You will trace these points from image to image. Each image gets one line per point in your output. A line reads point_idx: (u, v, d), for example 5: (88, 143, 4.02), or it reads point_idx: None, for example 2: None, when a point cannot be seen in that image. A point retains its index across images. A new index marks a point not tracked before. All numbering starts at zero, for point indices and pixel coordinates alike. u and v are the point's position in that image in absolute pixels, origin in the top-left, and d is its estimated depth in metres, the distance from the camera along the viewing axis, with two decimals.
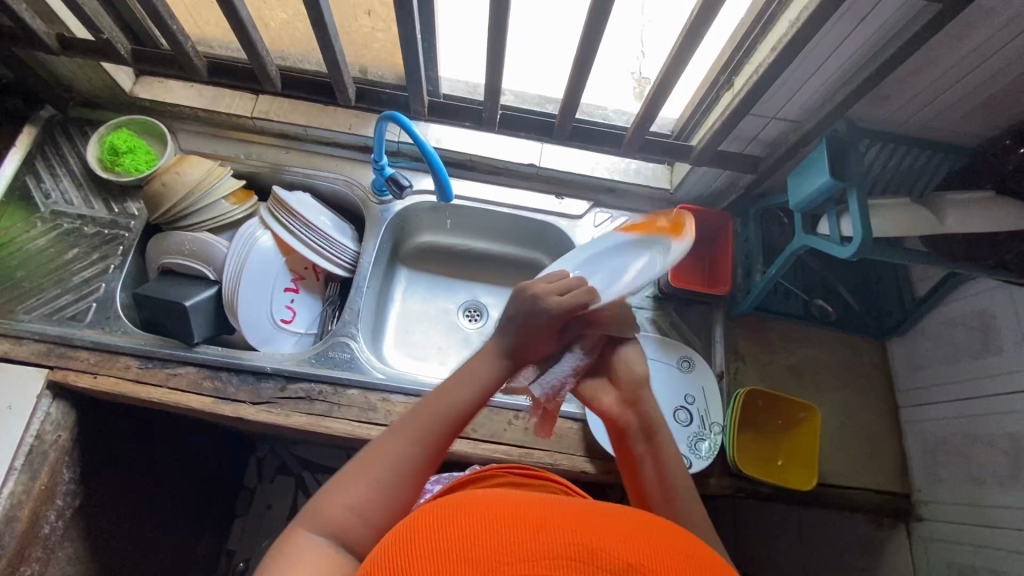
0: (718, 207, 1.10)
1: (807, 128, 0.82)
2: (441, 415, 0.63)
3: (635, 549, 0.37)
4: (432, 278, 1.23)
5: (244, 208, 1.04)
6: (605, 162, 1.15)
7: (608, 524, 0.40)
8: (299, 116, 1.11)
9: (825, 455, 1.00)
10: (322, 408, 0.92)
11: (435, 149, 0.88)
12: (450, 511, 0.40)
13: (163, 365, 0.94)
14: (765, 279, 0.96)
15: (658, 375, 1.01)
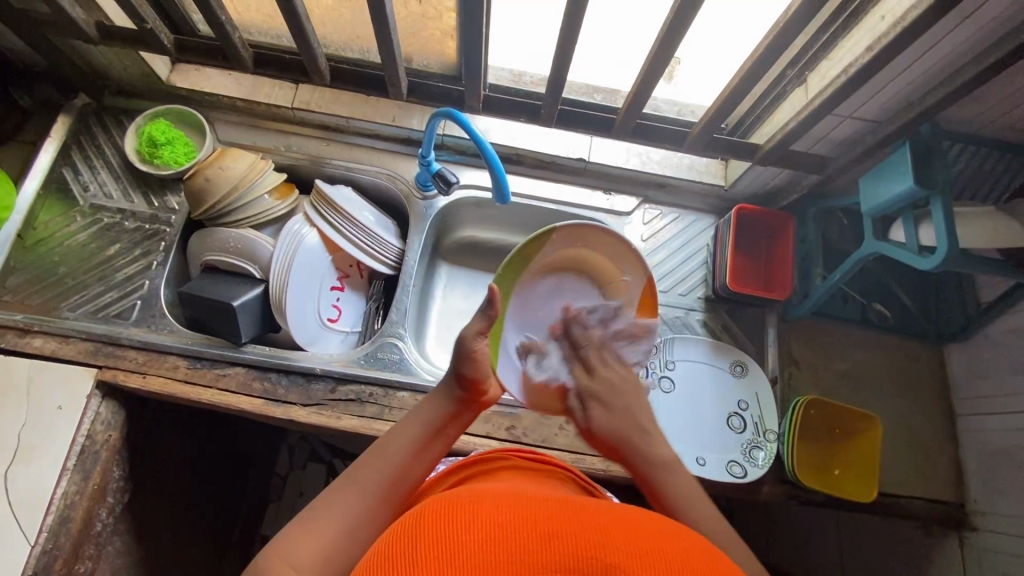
0: (774, 206, 1.06)
1: (887, 131, 0.78)
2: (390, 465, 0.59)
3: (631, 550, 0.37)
4: (472, 274, 1.22)
5: (286, 203, 1.02)
6: (656, 157, 1.11)
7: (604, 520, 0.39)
8: (341, 106, 1.07)
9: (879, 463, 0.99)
10: (373, 410, 0.91)
11: (490, 144, 0.83)
12: (457, 507, 0.40)
13: (212, 365, 0.93)
14: (827, 284, 0.94)
15: (711, 380, 0.99)
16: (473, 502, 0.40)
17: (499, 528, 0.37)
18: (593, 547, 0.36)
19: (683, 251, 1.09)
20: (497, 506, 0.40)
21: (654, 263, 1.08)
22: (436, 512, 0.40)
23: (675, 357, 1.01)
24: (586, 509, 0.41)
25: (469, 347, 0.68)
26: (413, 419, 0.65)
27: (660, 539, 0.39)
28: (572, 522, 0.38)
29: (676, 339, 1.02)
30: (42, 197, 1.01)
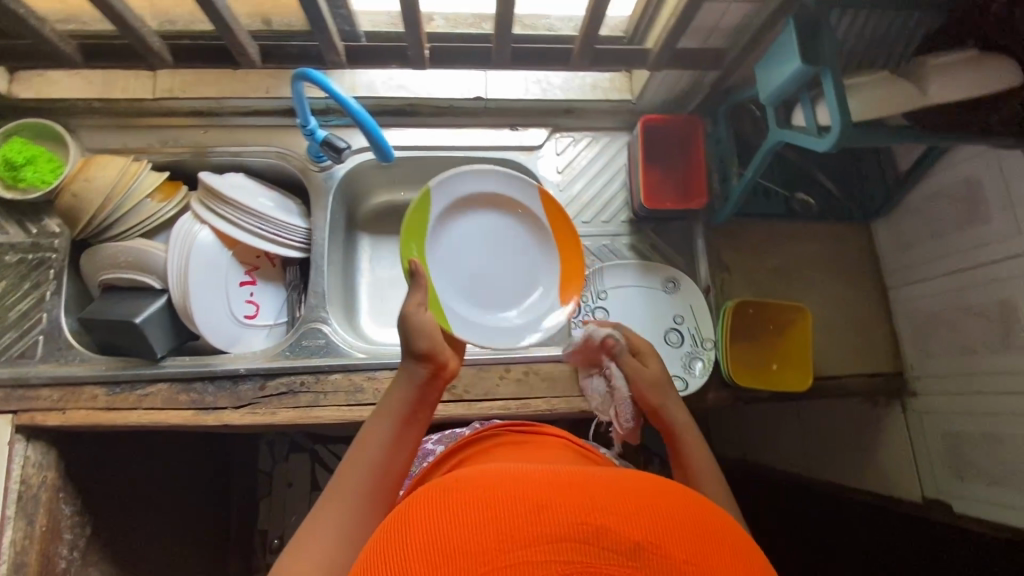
0: (685, 111, 1.02)
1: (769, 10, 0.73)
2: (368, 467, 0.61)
3: (641, 524, 0.37)
4: (397, 239, 1.17)
5: (173, 203, 0.95)
6: (557, 81, 1.04)
7: (610, 494, 0.39)
8: (207, 87, 0.98)
9: (819, 350, 1.00)
10: (307, 399, 0.89)
11: (356, 100, 0.76)
12: (449, 499, 0.39)
13: (133, 386, 0.89)
14: (743, 184, 0.91)
15: (644, 301, 1.00)
16: (465, 489, 0.40)
17: (492, 512, 0.37)
18: (586, 517, 0.37)
19: (599, 175, 1.06)
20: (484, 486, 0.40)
21: (574, 194, 1.05)
22: (422, 507, 0.39)
23: (607, 286, 1.00)
24: (571, 479, 0.41)
25: (416, 321, 0.72)
26: (386, 408, 0.67)
27: (650, 495, 0.40)
28: (565, 494, 0.38)
29: (607, 268, 1.01)
30: None
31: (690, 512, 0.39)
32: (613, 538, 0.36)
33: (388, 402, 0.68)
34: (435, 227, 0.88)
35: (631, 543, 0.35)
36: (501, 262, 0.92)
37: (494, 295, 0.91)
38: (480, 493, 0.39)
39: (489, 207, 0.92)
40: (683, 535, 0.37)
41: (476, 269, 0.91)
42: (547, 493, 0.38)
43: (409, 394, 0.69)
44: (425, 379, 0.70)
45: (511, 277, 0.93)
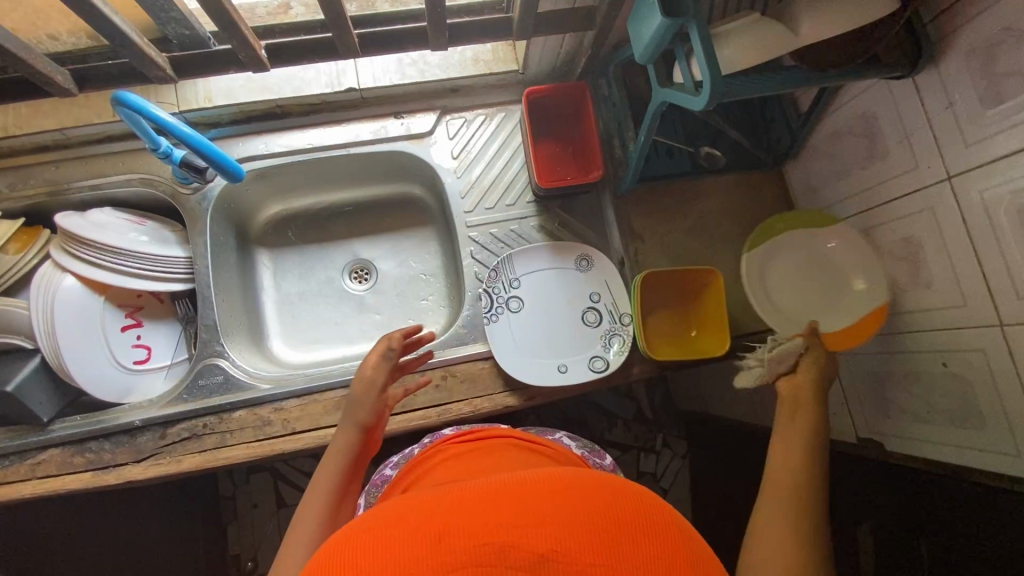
0: (576, 75, 0.95)
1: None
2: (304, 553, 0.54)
3: (544, 531, 0.35)
4: (302, 250, 1.11)
5: (33, 249, 0.86)
6: (434, 59, 0.96)
7: (513, 501, 0.38)
8: (47, 119, 0.89)
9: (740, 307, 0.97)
10: (214, 440, 0.84)
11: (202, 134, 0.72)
12: (351, 543, 0.37)
13: (22, 457, 0.83)
14: (638, 149, 0.85)
15: (558, 283, 0.95)
16: (369, 528, 0.38)
17: (397, 551, 0.35)
18: (491, 535, 0.35)
19: (498, 155, 0.99)
20: (379, 529, 0.37)
21: (473, 181, 0.98)
22: (327, 555, 0.37)
23: (517, 274, 0.94)
24: (477, 494, 0.39)
25: (371, 386, 0.70)
26: (330, 462, 0.64)
27: (553, 492, 0.39)
28: (469, 513, 0.37)
29: (514, 255, 0.94)
30: None
31: (604, 503, 0.39)
32: (517, 552, 0.34)
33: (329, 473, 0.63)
34: (532, 259, 0.95)
35: (534, 556, 0.34)
36: (546, 306, 0.94)
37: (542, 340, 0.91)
38: (377, 536, 0.36)
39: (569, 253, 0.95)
40: (594, 533, 0.36)
41: (529, 310, 0.94)
42: (449, 518, 0.37)
43: (352, 451, 0.66)
44: (365, 438, 0.67)
45: (565, 318, 0.93)
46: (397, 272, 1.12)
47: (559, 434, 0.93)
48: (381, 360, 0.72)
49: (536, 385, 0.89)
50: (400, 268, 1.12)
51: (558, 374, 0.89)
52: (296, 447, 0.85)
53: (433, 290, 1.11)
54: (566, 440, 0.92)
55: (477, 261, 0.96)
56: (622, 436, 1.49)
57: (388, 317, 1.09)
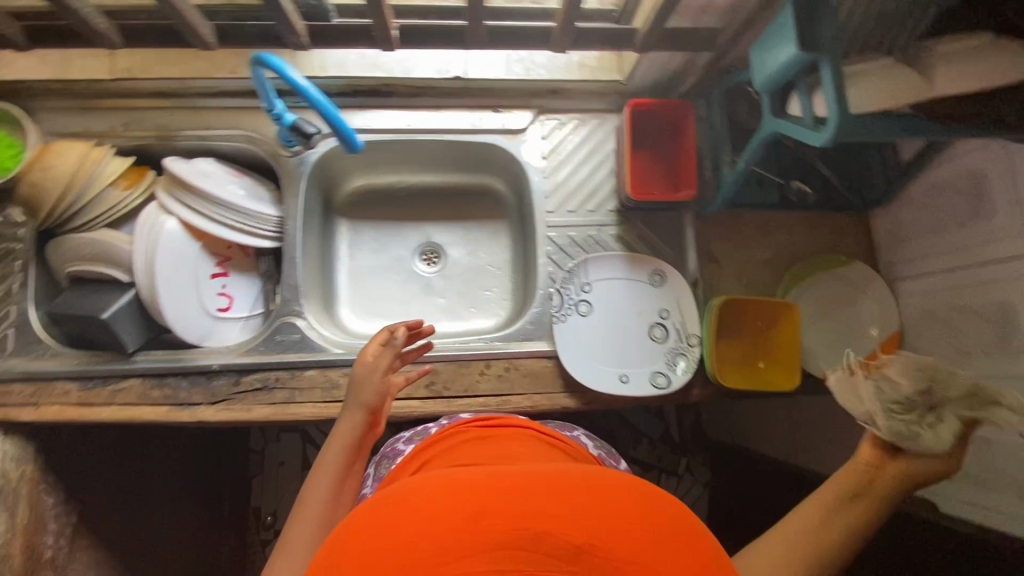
0: (678, 94, 0.96)
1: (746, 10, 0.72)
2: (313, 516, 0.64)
3: (579, 524, 0.38)
4: (379, 226, 1.14)
5: (139, 190, 0.90)
6: (540, 59, 0.98)
7: (550, 491, 0.41)
8: (171, 67, 0.94)
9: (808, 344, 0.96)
10: (283, 394, 0.88)
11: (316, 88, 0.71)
12: (394, 509, 0.40)
13: (105, 382, 0.88)
14: (735, 173, 0.87)
15: (630, 295, 0.96)
16: (411, 497, 0.41)
17: (439, 523, 0.38)
18: (533, 523, 0.38)
19: (587, 161, 1.00)
20: (426, 496, 0.41)
21: (559, 182, 0.99)
22: (371, 517, 0.41)
23: (591, 279, 0.96)
24: (523, 483, 0.42)
25: (370, 378, 0.74)
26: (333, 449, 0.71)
27: (589, 490, 0.42)
28: (509, 497, 0.40)
29: (590, 260, 0.96)
30: None
31: (642, 510, 0.41)
32: (554, 541, 0.37)
33: (336, 444, 0.71)
34: (607, 265, 0.96)
35: (572, 547, 0.37)
36: (613, 314, 0.95)
37: (607, 347, 0.93)
38: (419, 507, 0.40)
39: (643, 267, 0.96)
40: (631, 534, 0.38)
41: (597, 315, 0.95)
42: (489, 500, 0.40)
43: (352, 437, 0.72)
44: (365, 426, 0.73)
45: (631, 330, 0.94)
46: (466, 260, 1.14)
47: (578, 430, 0.93)
48: (382, 349, 0.76)
49: (597, 391, 0.90)
50: (469, 256, 1.14)
51: (619, 382, 0.90)
52: None
53: (498, 283, 1.13)
54: (584, 438, 0.93)
55: (552, 261, 0.97)
56: (650, 454, 1.49)
57: (451, 302, 1.12)
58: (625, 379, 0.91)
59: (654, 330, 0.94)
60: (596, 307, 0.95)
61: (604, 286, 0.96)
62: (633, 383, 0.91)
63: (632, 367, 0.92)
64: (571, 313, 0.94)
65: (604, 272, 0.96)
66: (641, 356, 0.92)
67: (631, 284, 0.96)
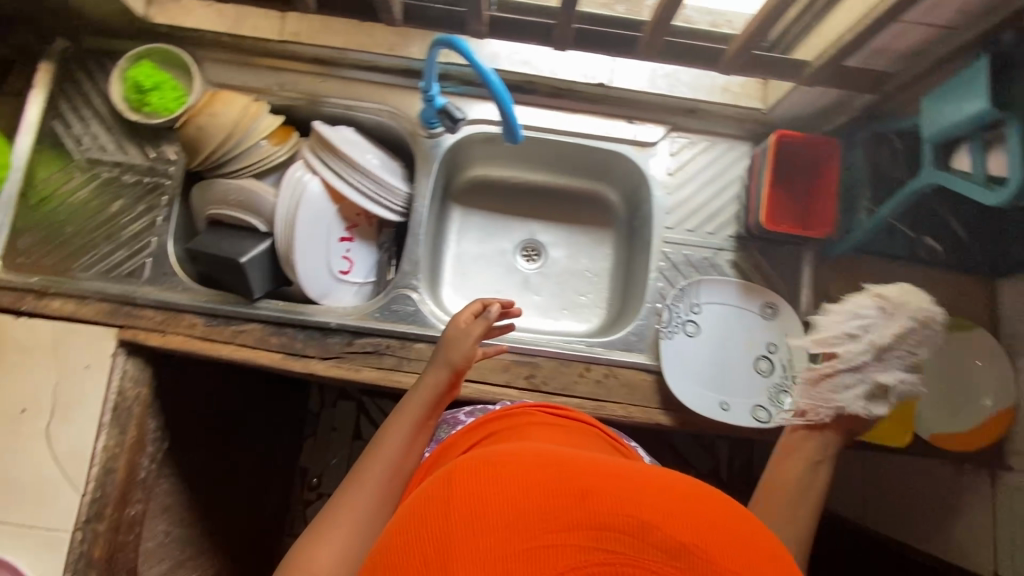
0: (820, 131, 0.95)
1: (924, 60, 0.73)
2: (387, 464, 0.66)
3: (679, 524, 0.40)
4: (487, 216, 1.17)
5: (286, 148, 0.95)
6: (684, 78, 0.99)
7: (646, 489, 0.43)
8: (334, 37, 0.98)
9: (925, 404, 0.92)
10: (391, 362, 0.91)
11: (495, 73, 0.72)
12: (496, 472, 0.43)
13: (229, 322, 0.92)
14: (875, 219, 0.85)
15: (739, 324, 0.95)
16: (512, 465, 0.44)
17: (542, 495, 0.41)
18: (594, 507, 0.40)
19: (713, 184, 1.00)
20: (494, 469, 0.44)
21: (682, 200, 1.00)
22: (471, 474, 0.44)
23: (700, 301, 0.95)
24: (581, 470, 0.44)
25: (457, 339, 0.76)
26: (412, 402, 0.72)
27: (685, 496, 0.44)
28: (608, 484, 0.42)
29: (704, 282, 0.95)
30: (37, 153, 0.98)
31: (693, 503, 0.43)
32: (659, 535, 0.39)
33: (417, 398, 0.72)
34: (722, 290, 0.95)
35: (677, 544, 0.39)
36: (720, 340, 0.94)
37: (710, 371, 0.92)
38: (523, 477, 0.43)
39: (757, 299, 0.96)
40: (686, 524, 0.40)
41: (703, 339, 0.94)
42: (589, 482, 0.42)
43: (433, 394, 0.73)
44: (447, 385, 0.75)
45: (735, 359, 0.94)
46: (566, 262, 1.15)
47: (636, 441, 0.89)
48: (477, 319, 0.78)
49: (695, 412, 0.90)
50: (570, 259, 1.15)
51: (718, 408, 0.90)
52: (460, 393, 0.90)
53: (595, 290, 1.13)
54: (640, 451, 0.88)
55: (663, 277, 0.98)
56: None
57: (545, 302, 1.13)
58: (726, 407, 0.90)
59: (760, 362, 0.94)
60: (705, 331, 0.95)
61: (715, 312, 0.95)
62: (733, 412, 0.90)
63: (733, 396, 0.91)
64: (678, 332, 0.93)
65: (717, 298, 0.96)
66: (743, 385, 0.92)
67: (742, 313, 0.95)
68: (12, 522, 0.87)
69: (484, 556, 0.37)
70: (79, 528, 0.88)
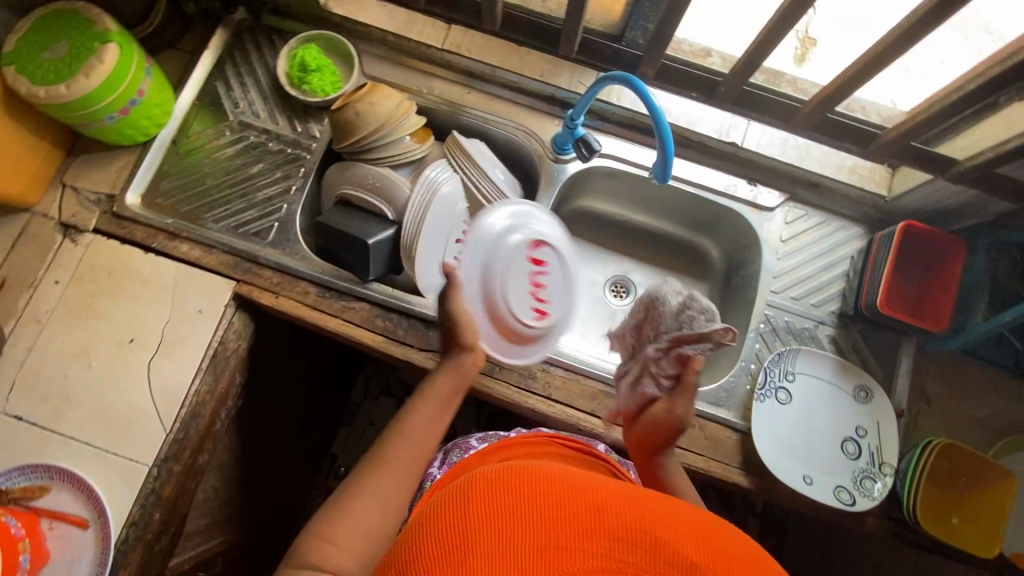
0: (941, 227, 0.97)
1: None
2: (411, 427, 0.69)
3: (691, 544, 0.42)
4: (582, 246, 1.19)
5: (424, 148, 1.00)
6: (816, 153, 1.02)
7: (655, 510, 0.46)
8: (490, 55, 1.05)
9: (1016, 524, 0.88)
10: (484, 367, 0.93)
11: (665, 119, 0.78)
12: (519, 483, 0.45)
13: (339, 297, 0.95)
14: (991, 324, 0.85)
15: (832, 400, 0.94)
16: (531, 477, 0.46)
17: (562, 508, 0.43)
18: (604, 522, 0.43)
19: (823, 259, 1.01)
20: (515, 482, 0.45)
21: (790, 267, 1.01)
22: (494, 485, 0.45)
23: (796, 369, 0.95)
24: (590, 488, 0.46)
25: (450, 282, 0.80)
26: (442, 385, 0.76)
27: (689, 521, 0.45)
28: (621, 503, 0.45)
29: (803, 351, 0.95)
30: (195, 106, 1.05)
31: (692, 522, 0.45)
32: (673, 555, 0.41)
33: (441, 388, 0.75)
34: (819, 363, 0.95)
35: (688, 562, 0.40)
36: (810, 415, 0.93)
37: (795, 442, 0.91)
38: (543, 490, 0.45)
39: (854, 380, 0.94)
40: (696, 543, 0.42)
41: (792, 408, 0.93)
42: (605, 500, 0.45)
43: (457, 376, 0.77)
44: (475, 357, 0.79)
45: (823, 437, 0.92)
46: None
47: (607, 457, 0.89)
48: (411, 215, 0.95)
49: (779, 481, 0.88)
50: None
51: (800, 481, 0.88)
52: (545, 411, 0.91)
53: None
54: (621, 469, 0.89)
55: (760, 339, 0.98)
56: None
57: None
58: (807, 481, 0.88)
59: (849, 442, 0.92)
60: (797, 402, 0.94)
61: (810, 385, 0.94)
62: (814, 489, 0.88)
63: (817, 471, 0.89)
64: (767, 394, 0.93)
65: (812, 371, 0.95)
66: (828, 464, 0.90)
67: (835, 391, 0.94)
68: (96, 446, 0.89)
69: (511, 557, 0.40)
70: (157, 463, 0.89)
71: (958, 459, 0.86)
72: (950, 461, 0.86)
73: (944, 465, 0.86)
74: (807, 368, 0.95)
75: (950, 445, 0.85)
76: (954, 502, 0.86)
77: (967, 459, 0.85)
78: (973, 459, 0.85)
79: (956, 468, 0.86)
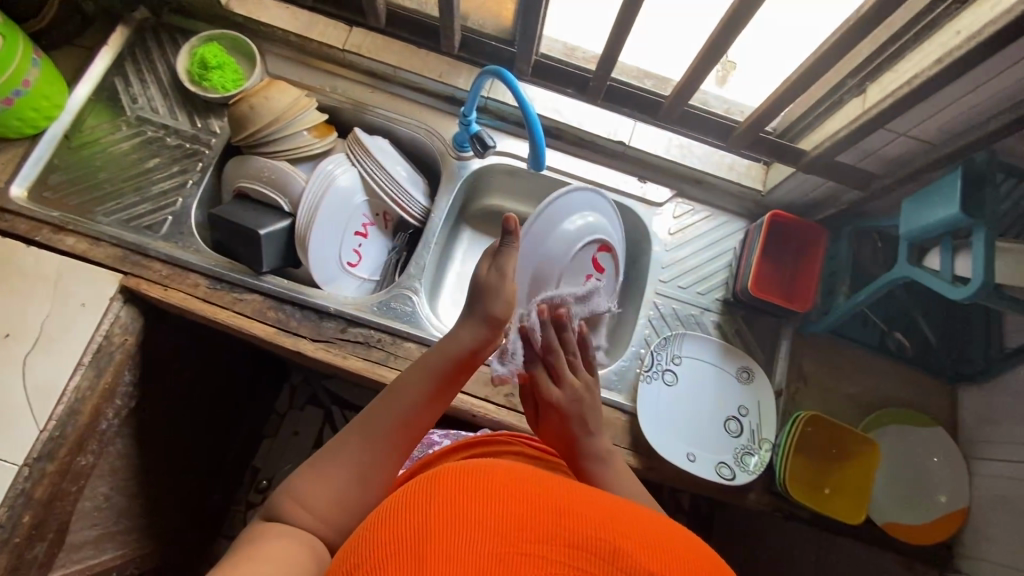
0: (810, 218, 1.04)
1: (907, 169, 0.82)
2: (401, 406, 0.64)
3: (654, 556, 0.37)
4: (492, 243, 1.22)
5: (324, 142, 1.01)
6: (697, 151, 1.09)
7: (620, 517, 0.41)
8: (390, 55, 1.08)
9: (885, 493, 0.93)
10: (378, 355, 0.93)
11: (536, 113, 0.83)
12: (478, 477, 0.40)
13: (230, 288, 0.95)
14: (850, 304, 0.92)
15: (715, 381, 0.98)
16: (493, 474, 0.41)
17: (521, 506, 0.38)
18: (563, 527, 0.38)
19: (709, 251, 1.07)
20: (473, 476, 0.41)
21: (678, 258, 1.06)
22: (450, 478, 0.40)
23: (682, 352, 0.99)
24: (556, 489, 0.42)
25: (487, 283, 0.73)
26: (421, 367, 0.68)
27: (656, 532, 0.41)
28: (584, 506, 0.40)
29: (687, 336, 0.99)
30: (92, 101, 1.04)
31: (666, 538, 0.41)
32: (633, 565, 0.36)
33: (432, 365, 0.68)
34: (702, 346, 0.99)
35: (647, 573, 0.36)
36: (693, 396, 0.97)
37: (678, 422, 0.95)
38: (506, 486, 0.40)
39: (735, 362, 0.99)
40: (659, 556, 0.38)
41: (677, 389, 0.97)
42: (570, 503, 0.40)
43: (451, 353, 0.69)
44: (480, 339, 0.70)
45: (706, 416, 0.96)
46: None
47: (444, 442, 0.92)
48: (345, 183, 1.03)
49: (665, 460, 0.91)
50: None
51: (682, 459, 0.91)
52: None
53: None
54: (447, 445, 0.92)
55: (650, 324, 1.02)
56: None
57: None
58: (688, 459, 0.92)
59: (732, 421, 0.96)
60: (682, 384, 0.98)
61: (693, 368, 0.99)
62: (696, 466, 0.91)
63: (700, 449, 0.93)
64: (653, 377, 0.96)
65: (695, 355, 0.99)
66: (710, 441, 0.94)
67: (718, 373, 0.99)
68: None
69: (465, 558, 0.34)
70: (28, 463, 0.85)
71: (827, 432, 0.91)
72: (818, 434, 0.91)
73: (813, 439, 0.91)
74: (691, 352, 0.99)
75: (817, 418, 0.90)
76: (823, 473, 0.91)
77: (834, 432, 0.91)
78: (839, 430, 0.90)
79: (826, 442, 0.91)
